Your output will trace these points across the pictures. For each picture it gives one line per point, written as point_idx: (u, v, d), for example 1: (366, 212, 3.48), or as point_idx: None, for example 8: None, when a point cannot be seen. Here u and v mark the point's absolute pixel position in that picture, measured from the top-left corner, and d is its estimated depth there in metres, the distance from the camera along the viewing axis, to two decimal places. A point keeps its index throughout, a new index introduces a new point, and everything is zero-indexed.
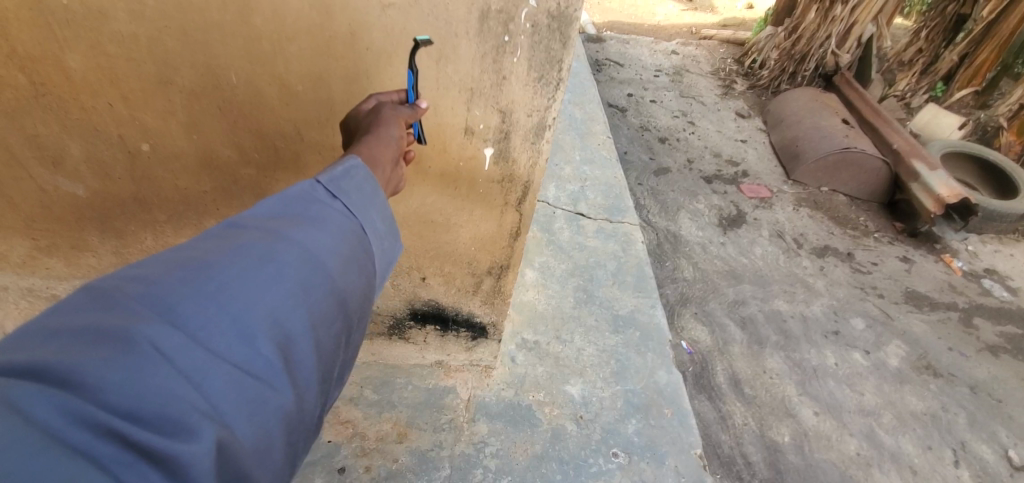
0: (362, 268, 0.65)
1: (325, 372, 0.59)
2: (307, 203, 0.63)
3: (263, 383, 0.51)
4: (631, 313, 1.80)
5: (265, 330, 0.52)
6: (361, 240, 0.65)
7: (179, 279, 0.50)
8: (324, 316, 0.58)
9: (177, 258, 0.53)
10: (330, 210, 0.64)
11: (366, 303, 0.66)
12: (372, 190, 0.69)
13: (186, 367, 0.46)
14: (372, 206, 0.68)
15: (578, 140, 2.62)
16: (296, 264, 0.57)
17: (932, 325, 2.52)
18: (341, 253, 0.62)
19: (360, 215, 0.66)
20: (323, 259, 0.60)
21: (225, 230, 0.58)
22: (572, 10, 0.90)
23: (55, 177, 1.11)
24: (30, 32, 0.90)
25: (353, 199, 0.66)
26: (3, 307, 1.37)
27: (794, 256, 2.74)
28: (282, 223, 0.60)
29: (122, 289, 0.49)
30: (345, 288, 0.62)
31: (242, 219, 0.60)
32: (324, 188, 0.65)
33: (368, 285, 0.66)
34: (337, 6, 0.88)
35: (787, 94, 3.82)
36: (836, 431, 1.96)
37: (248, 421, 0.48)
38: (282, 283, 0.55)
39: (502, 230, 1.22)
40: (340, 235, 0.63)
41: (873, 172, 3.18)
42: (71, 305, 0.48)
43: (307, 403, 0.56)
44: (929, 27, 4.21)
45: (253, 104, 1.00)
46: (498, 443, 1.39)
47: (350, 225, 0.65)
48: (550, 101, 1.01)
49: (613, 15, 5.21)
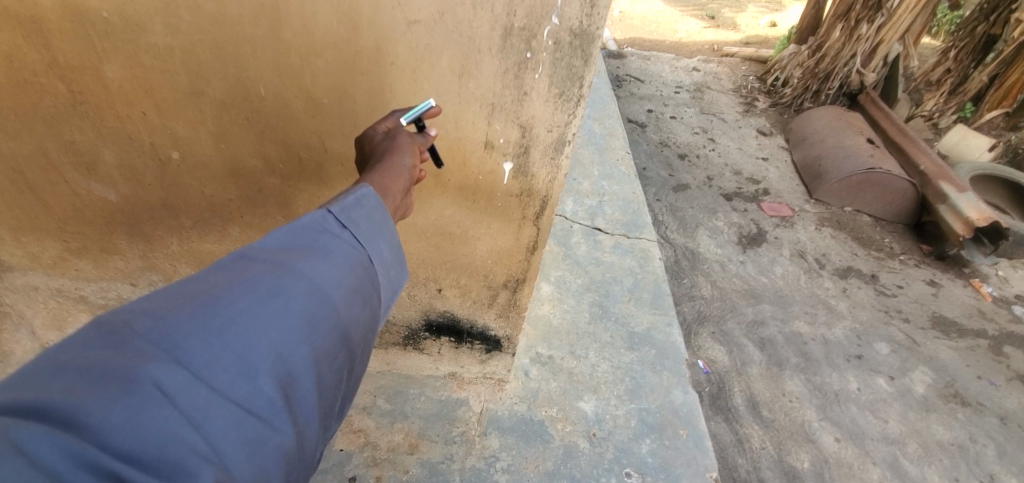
0: (366, 299, 0.66)
1: (326, 408, 0.59)
2: (316, 234, 0.64)
3: (264, 422, 0.51)
4: (647, 330, 1.78)
5: (268, 367, 0.53)
6: (367, 272, 0.67)
7: (186, 315, 0.51)
8: (327, 351, 0.59)
9: (187, 292, 0.54)
10: (339, 240, 0.65)
11: (370, 334, 0.67)
12: (381, 219, 0.70)
13: (188, 407, 0.47)
14: (380, 235, 0.70)
15: (597, 154, 2.63)
16: (303, 298, 0.58)
17: (961, 352, 2.44)
18: (346, 285, 0.63)
19: (368, 246, 0.68)
20: (329, 292, 0.61)
21: (234, 262, 0.59)
22: (594, 28, 0.91)
23: (88, 182, 1.15)
24: (72, 42, 0.94)
25: (362, 229, 0.68)
26: (33, 306, 1.42)
27: (816, 277, 2.69)
28: (290, 256, 0.61)
29: (130, 326, 0.50)
30: (349, 322, 0.63)
31: (252, 250, 0.61)
32: (334, 218, 0.66)
33: (372, 316, 0.67)
34: (364, 22, 0.90)
35: (810, 112, 3.78)
36: (858, 458, 1.90)
37: (246, 462, 0.49)
38: (288, 318, 0.56)
39: (519, 243, 1.22)
40: (347, 267, 0.64)
41: (899, 192, 3.11)
42: (80, 342, 0.49)
43: (308, 441, 0.56)
44: (959, 47, 4.11)
45: (281, 116, 1.03)
46: (510, 458, 1.38)
47: (358, 256, 0.66)
48: (571, 117, 1.02)
49: (635, 31, 5.24)
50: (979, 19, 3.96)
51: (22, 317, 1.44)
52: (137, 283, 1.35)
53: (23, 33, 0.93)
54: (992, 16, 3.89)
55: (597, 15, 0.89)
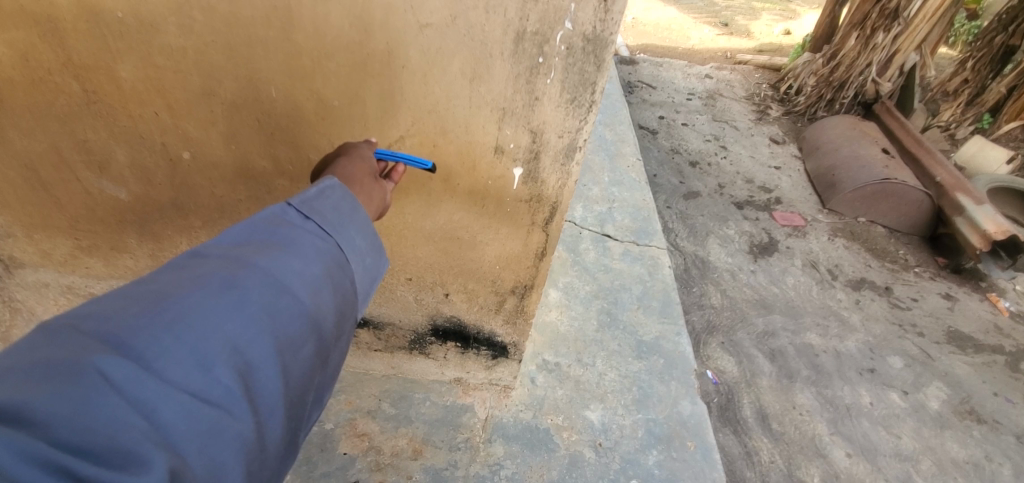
0: (336, 288, 0.66)
1: (293, 398, 0.58)
2: (278, 228, 0.65)
3: (222, 411, 0.50)
4: (655, 340, 1.76)
5: (225, 356, 0.52)
6: (336, 260, 0.67)
7: (136, 312, 0.50)
8: (292, 339, 0.58)
9: (139, 291, 0.53)
10: (303, 230, 0.66)
11: (342, 322, 0.67)
12: (349, 206, 0.72)
13: (137, 398, 0.46)
14: (350, 224, 0.71)
15: (608, 161, 2.61)
16: (262, 289, 0.58)
17: (976, 367, 2.39)
18: (311, 274, 0.63)
19: (336, 235, 0.69)
20: (291, 283, 0.60)
21: (188, 260, 0.59)
22: (607, 34, 0.90)
23: (100, 180, 1.15)
24: (87, 42, 0.94)
25: (327, 218, 0.69)
26: (43, 302, 1.42)
27: (828, 288, 2.65)
28: (249, 251, 0.61)
29: (75, 326, 0.49)
30: (317, 309, 0.62)
31: (207, 247, 0.61)
32: (295, 211, 0.68)
33: (343, 305, 0.67)
34: (376, 25, 0.89)
35: (824, 121, 3.74)
36: (869, 475, 1.87)
37: (199, 452, 0.47)
38: (248, 308, 0.56)
39: (528, 249, 1.21)
40: (313, 256, 0.64)
41: (915, 203, 3.06)
42: (20, 345, 0.47)
43: (270, 431, 0.54)
44: (976, 58, 4.08)
45: (292, 118, 1.03)
46: (514, 467, 1.36)
47: (324, 246, 0.66)
48: (582, 122, 1.01)
49: (648, 38, 5.22)
50: (997, 29, 3.92)
51: (32, 313, 1.44)
52: None
53: (39, 31, 0.93)
54: (1011, 27, 3.84)
55: (610, 20, 0.88)
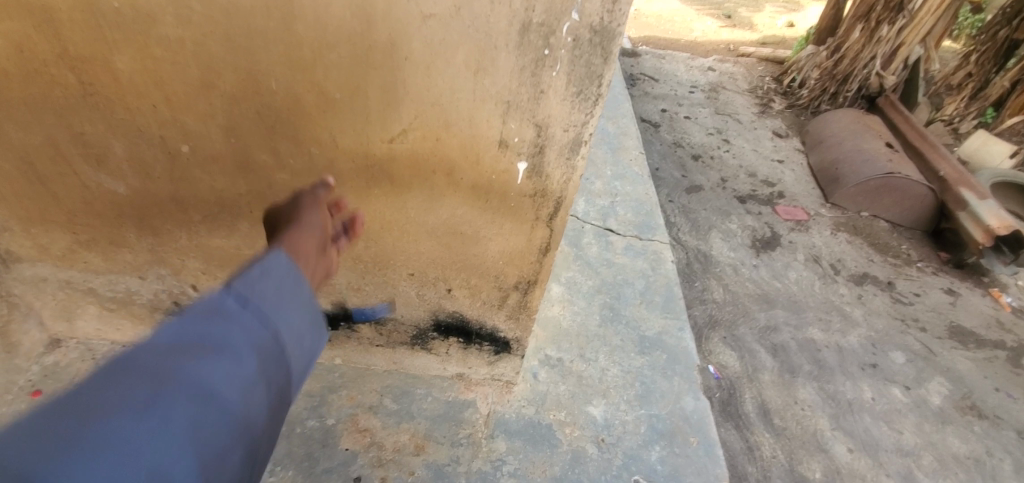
0: (272, 382, 0.62)
1: None
2: (209, 321, 0.60)
3: None
4: (658, 335, 1.75)
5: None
6: (274, 352, 0.63)
7: (45, 443, 0.48)
8: (221, 452, 0.55)
9: (51, 413, 0.50)
10: (238, 323, 0.61)
11: (279, 414, 0.64)
12: (290, 287, 0.68)
13: None
14: (290, 308, 0.67)
15: (610, 154, 2.59)
16: (186, 403, 0.54)
17: (978, 363, 2.38)
18: (244, 376, 0.59)
19: (274, 323, 0.64)
20: (219, 390, 0.57)
21: (109, 367, 0.55)
22: (615, 25, 0.88)
23: (98, 174, 1.14)
24: (83, 34, 0.93)
25: (266, 304, 0.65)
26: (42, 297, 1.40)
27: (831, 283, 2.64)
28: (174, 357, 0.57)
29: None
30: (249, 412, 0.59)
31: (132, 350, 0.57)
32: (230, 300, 0.63)
33: (280, 397, 0.64)
34: (378, 16, 0.88)
35: (827, 114, 3.72)
36: (871, 470, 1.87)
37: None
38: (167, 429, 0.52)
39: (531, 245, 1.20)
40: (247, 354, 0.60)
41: (918, 198, 3.05)
42: None
43: None
44: (980, 52, 4.04)
45: (292, 111, 1.01)
46: (517, 462, 1.36)
47: (259, 340, 0.62)
48: (588, 116, 0.99)
49: (650, 29, 5.17)
50: (1001, 22, 3.86)
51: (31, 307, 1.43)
52: (146, 276, 1.34)
53: (35, 22, 0.92)
54: (1015, 21, 3.78)
55: (618, 11, 0.87)
